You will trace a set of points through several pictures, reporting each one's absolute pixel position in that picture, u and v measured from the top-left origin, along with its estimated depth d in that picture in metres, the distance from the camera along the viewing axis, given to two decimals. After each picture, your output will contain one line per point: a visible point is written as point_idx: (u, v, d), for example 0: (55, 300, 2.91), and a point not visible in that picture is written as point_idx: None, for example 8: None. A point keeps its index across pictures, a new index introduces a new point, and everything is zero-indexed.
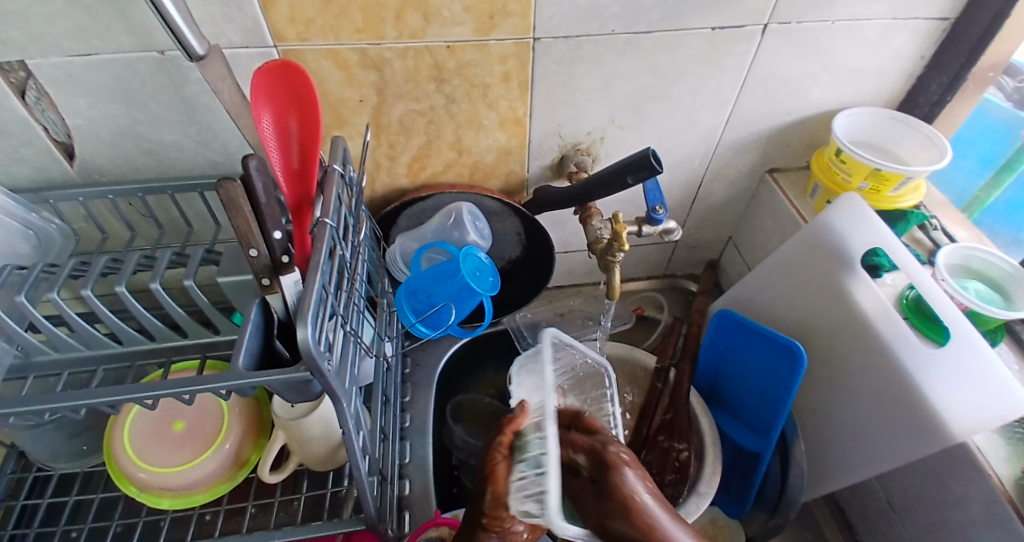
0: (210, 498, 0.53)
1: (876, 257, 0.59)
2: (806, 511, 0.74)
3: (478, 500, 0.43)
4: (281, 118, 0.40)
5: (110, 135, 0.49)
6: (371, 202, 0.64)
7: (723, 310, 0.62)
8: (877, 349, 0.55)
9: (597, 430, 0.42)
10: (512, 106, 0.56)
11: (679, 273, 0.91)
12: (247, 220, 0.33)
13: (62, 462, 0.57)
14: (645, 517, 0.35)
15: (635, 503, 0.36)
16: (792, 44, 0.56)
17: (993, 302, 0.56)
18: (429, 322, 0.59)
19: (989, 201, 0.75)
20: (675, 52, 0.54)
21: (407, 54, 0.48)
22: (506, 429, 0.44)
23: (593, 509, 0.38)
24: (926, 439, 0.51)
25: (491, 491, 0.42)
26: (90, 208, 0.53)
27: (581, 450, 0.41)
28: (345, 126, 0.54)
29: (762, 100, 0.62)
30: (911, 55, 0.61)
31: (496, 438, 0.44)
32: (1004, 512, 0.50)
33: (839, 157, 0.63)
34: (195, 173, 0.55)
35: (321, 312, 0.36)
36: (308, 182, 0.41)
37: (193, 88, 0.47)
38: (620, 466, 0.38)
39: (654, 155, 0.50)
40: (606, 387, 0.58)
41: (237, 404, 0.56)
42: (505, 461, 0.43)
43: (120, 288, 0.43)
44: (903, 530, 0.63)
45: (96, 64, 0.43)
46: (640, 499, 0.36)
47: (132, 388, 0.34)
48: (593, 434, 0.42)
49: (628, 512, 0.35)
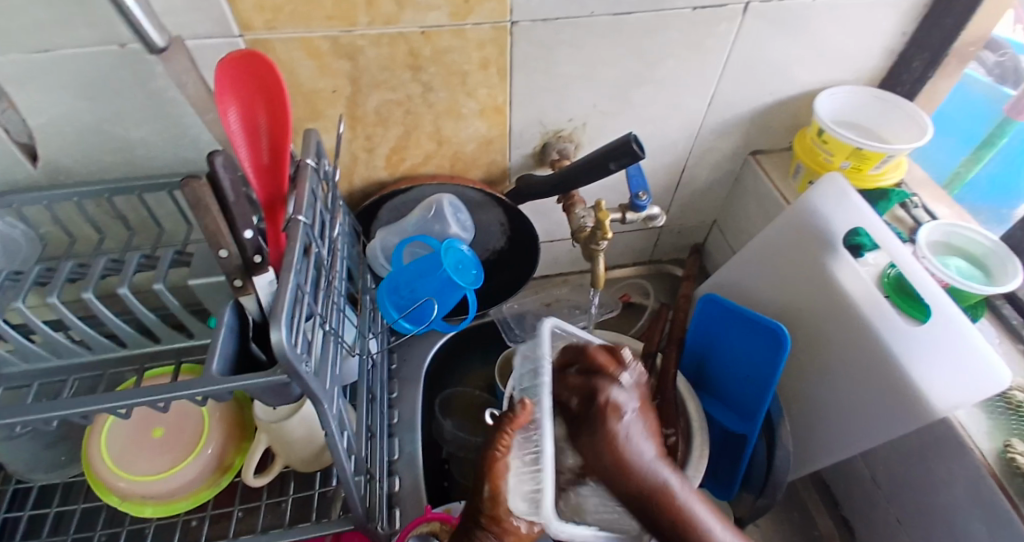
0: (193, 505, 0.52)
1: (858, 237, 0.57)
2: (794, 492, 0.75)
3: (475, 499, 0.40)
4: (248, 111, 0.38)
5: (74, 133, 0.47)
6: (350, 196, 0.62)
7: (710, 294, 0.62)
8: (863, 329, 0.56)
9: (591, 371, 0.42)
10: (492, 94, 0.55)
11: (664, 259, 0.91)
12: (216, 220, 0.31)
13: (40, 473, 0.55)
14: (629, 456, 0.39)
15: (624, 443, 0.39)
16: (775, 23, 0.55)
17: (974, 278, 0.57)
18: (412, 317, 0.58)
19: (971, 177, 0.76)
20: (657, 34, 0.53)
21: (381, 42, 0.47)
22: (507, 428, 0.39)
23: (583, 443, 0.41)
24: (912, 416, 0.51)
25: (489, 491, 0.39)
26: (55, 211, 0.51)
27: (574, 391, 0.42)
28: (320, 118, 0.53)
29: (745, 82, 0.62)
30: (894, 32, 0.61)
31: (496, 437, 0.39)
32: (987, 486, 0.50)
33: (820, 138, 0.63)
34: (165, 172, 0.53)
35: (297, 313, 0.34)
36: (279, 177, 0.40)
37: (158, 82, 0.45)
38: (614, 410, 0.40)
39: (636, 142, 0.49)
40: None
41: (217, 409, 0.55)
42: (506, 459, 0.39)
43: (88, 295, 0.41)
44: (889, 505, 0.64)
45: (53, 59, 0.41)
46: (632, 445, 0.39)
47: (99, 398, 0.32)
48: (587, 376, 0.42)
49: (614, 449, 0.39)
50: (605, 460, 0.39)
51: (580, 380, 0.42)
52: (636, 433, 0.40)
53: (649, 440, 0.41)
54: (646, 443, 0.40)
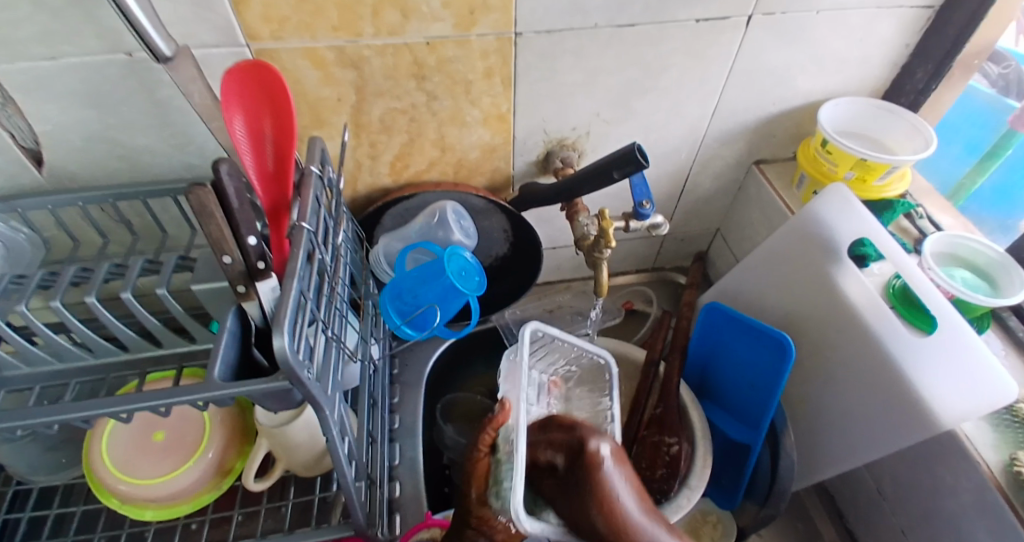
0: (195, 508, 0.52)
1: (863, 248, 0.58)
2: (797, 502, 0.74)
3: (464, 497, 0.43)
4: (254, 119, 0.39)
5: (81, 140, 0.48)
6: (353, 202, 0.63)
7: (713, 303, 0.62)
8: (868, 339, 0.55)
9: (574, 426, 0.40)
10: (496, 102, 0.55)
11: (667, 266, 0.91)
12: (219, 226, 0.32)
13: (42, 474, 0.55)
14: (617, 510, 0.34)
15: (608, 499, 0.35)
16: (778, 34, 0.55)
17: (979, 289, 0.56)
18: (415, 323, 0.58)
19: (976, 188, 0.75)
20: (661, 45, 0.53)
21: (385, 51, 0.47)
22: (488, 429, 0.43)
23: (572, 506, 0.37)
24: (917, 428, 0.51)
25: (474, 493, 0.43)
26: (61, 216, 0.51)
27: (558, 447, 0.40)
28: (324, 126, 0.53)
29: (748, 91, 0.62)
30: (897, 43, 0.61)
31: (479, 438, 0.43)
32: (995, 502, 0.50)
33: (825, 148, 0.63)
34: (170, 177, 0.53)
35: (299, 319, 0.34)
36: (284, 185, 0.40)
37: (165, 90, 0.45)
38: (596, 459, 0.36)
39: (639, 150, 0.49)
40: (608, 382, 0.57)
41: (219, 413, 0.55)
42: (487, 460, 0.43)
43: (91, 299, 0.42)
44: (894, 518, 0.64)
45: (61, 67, 0.41)
46: (615, 499, 0.35)
47: (101, 402, 0.33)
48: (571, 431, 0.40)
49: (602, 505, 0.35)
50: (594, 520, 0.35)
51: (565, 438, 0.40)
52: (621, 485, 0.36)
53: (635, 494, 0.36)
54: (629, 496, 0.35)
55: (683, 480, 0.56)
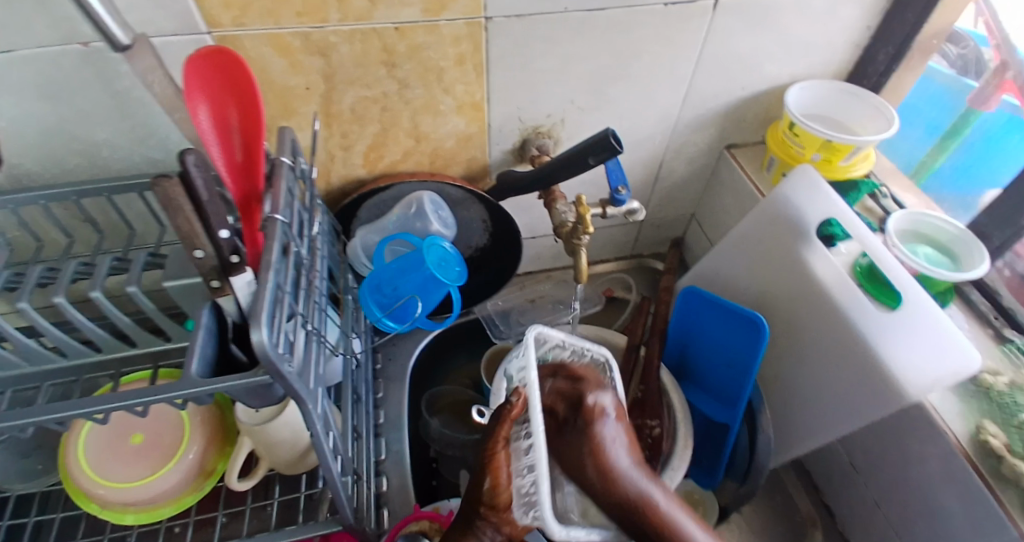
0: (176, 511, 0.51)
1: (830, 228, 0.60)
2: (775, 477, 0.77)
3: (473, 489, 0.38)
4: (219, 107, 0.38)
5: (39, 135, 0.46)
6: (328, 195, 0.62)
7: (689, 287, 0.63)
8: (837, 316, 0.57)
9: (581, 378, 0.40)
10: (469, 90, 0.55)
11: (645, 253, 0.92)
12: (188, 220, 0.31)
13: (18, 482, 0.53)
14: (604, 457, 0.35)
15: (603, 450, 0.35)
16: (744, 19, 0.56)
17: (942, 264, 0.59)
18: (396, 315, 0.58)
19: (937, 166, 0.78)
20: (631, 30, 0.54)
21: (354, 38, 0.46)
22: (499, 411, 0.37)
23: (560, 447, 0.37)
24: (885, 401, 0.53)
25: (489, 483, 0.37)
26: (22, 216, 0.49)
27: (558, 398, 0.39)
28: (294, 116, 0.52)
29: (718, 77, 0.63)
30: (857, 26, 0.62)
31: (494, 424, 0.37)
32: (960, 464, 0.52)
33: (792, 132, 0.65)
34: (133, 172, 0.52)
35: (278, 313, 0.34)
36: (253, 176, 0.39)
37: (126, 81, 0.44)
38: (597, 416, 0.37)
39: (613, 136, 0.49)
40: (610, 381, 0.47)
41: (197, 413, 0.54)
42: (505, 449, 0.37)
43: (58, 299, 0.40)
44: (867, 487, 0.66)
45: (16, 60, 0.39)
46: (609, 450, 0.35)
47: (72, 403, 0.31)
48: (576, 383, 0.39)
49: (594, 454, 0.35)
50: (586, 469, 0.35)
51: (568, 388, 0.39)
52: (615, 430, 0.37)
53: (631, 452, 0.37)
54: (622, 448, 0.36)
55: (665, 462, 0.57)
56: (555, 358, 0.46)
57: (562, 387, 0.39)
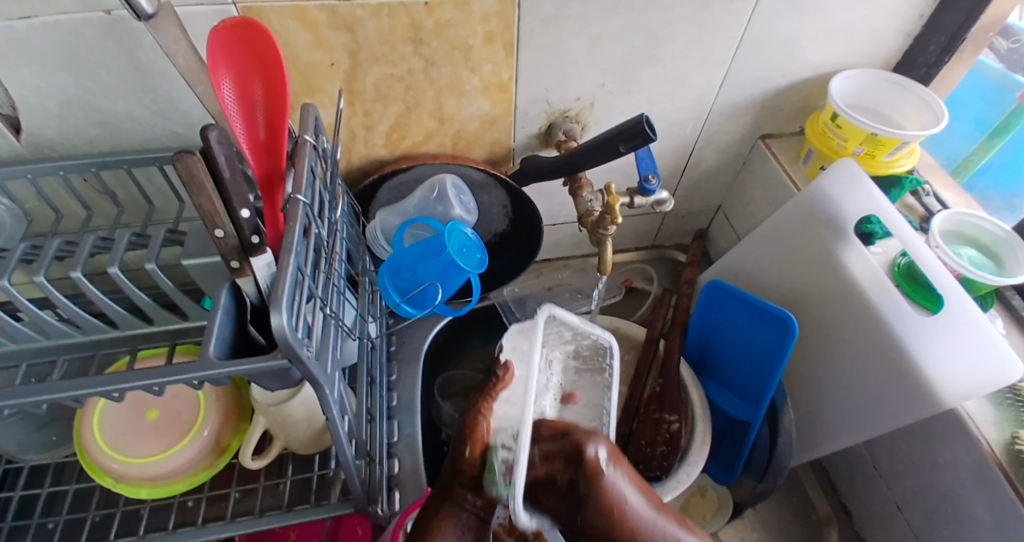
0: (192, 487, 0.50)
1: (869, 225, 0.58)
2: (793, 478, 0.75)
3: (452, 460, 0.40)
4: (244, 83, 0.36)
5: (59, 106, 0.45)
6: (348, 174, 0.60)
7: (714, 281, 0.61)
8: (871, 316, 0.55)
9: (567, 429, 0.37)
10: (497, 70, 0.53)
11: (667, 244, 0.90)
12: (210, 198, 0.30)
13: (32, 453, 0.54)
14: (620, 512, 0.33)
15: (617, 507, 0.33)
16: (790, 3, 0.53)
17: (985, 268, 0.56)
18: (415, 301, 0.57)
19: (983, 164, 0.75)
20: (668, 12, 0.51)
21: (381, 13, 0.44)
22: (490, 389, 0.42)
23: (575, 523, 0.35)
24: (921, 407, 0.51)
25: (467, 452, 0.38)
26: (41, 187, 0.48)
27: (555, 463, 0.35)
28: (317, 93, 0.50)
29: (757, 63, 0.60)
30: (910, 15, 0.59)
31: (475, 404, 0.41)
32: (993, 476, 0.50)
33: (834, 123, 0.61)
34: (153, 146, 0.51)
35: (297, 295, 0.33)
36: (276, 155, 0.38)
37: (147, 53, 0.42)
38: (599, 473, 0.33)
39: (647, 122, 0.47)
40: (608, 367, 0.53)
41: (213, 391, 0.54)
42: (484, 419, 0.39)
43: (76, 273, 0.39)
44: (890, 493, 0.64)
45: (38, 27, 0.38)
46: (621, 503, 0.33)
47: (91, 381, 0.30)
48: (564, 436, 0.36)
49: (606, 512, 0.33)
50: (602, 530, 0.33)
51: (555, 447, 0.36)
52: (628, 488, 0.34)
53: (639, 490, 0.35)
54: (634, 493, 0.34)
55: (682, 457, 0.57)
56: (562, 335, 0.52)
57: (556, 450, 0.36)
